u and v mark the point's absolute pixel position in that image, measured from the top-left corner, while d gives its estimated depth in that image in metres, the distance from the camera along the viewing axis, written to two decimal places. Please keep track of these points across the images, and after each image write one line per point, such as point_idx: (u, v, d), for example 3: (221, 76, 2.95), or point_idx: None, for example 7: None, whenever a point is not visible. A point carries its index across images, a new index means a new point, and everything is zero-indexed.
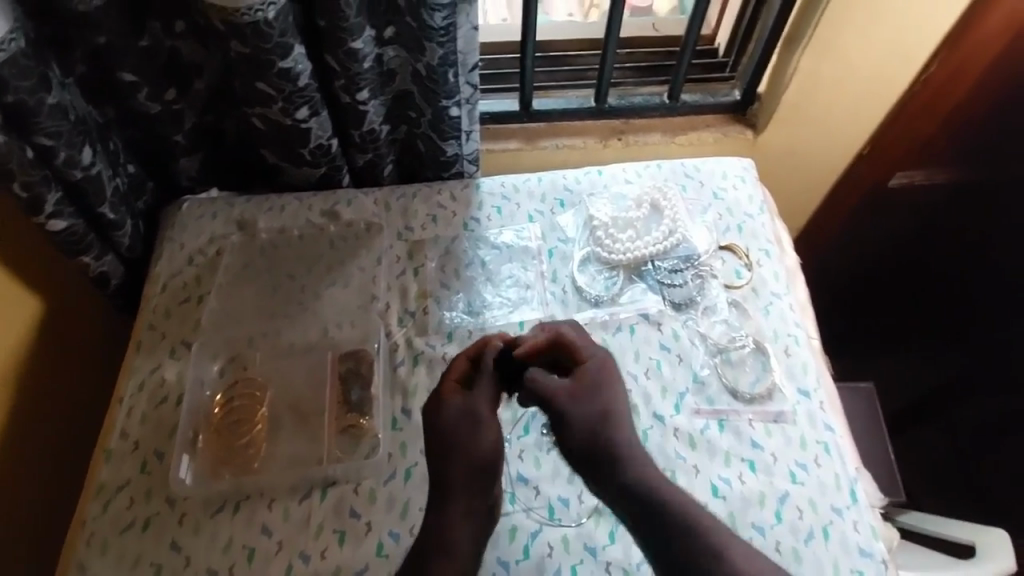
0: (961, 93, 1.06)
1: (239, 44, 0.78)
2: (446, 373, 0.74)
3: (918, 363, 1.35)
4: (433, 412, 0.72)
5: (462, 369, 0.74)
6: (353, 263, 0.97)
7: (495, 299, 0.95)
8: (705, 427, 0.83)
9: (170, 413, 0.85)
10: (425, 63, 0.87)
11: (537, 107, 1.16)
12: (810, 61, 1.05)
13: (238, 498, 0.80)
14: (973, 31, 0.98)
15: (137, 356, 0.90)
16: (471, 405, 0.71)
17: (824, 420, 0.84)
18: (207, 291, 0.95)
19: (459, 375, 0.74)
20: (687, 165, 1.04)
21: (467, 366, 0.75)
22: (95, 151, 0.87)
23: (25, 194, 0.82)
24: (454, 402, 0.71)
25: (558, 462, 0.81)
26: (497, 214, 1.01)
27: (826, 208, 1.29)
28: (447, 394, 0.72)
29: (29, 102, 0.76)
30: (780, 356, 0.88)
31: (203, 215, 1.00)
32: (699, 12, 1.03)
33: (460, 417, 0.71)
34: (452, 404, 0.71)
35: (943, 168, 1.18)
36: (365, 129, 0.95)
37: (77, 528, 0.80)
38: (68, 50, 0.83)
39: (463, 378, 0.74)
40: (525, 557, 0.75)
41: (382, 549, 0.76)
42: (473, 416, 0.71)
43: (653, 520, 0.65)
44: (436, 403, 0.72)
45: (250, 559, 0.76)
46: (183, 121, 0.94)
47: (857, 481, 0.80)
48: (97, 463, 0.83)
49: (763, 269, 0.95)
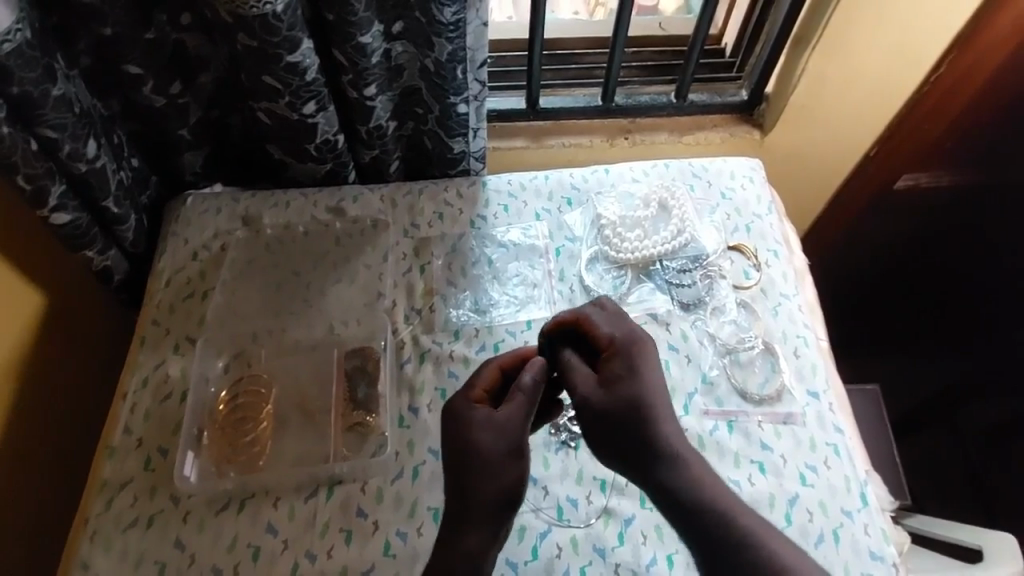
0: (965, 97, 1.04)
1: (246, 37, 0.77)
2: (475, 381, 0.69)
3: (918, 367, 1.35)
4: (458, 417, 0.66)
5: (489, 378, 0.70)
6: (359, 260, 0.96)
7: (501, 297, 0.94)
8: (714, 428, 0.82)
9: (174, 410, 0.85)
10: (433, 59, 0.86)
11: (543, 105, 1.15)
12: (818, 63, 1.07)
13: (243, 496, 0.79)
14: (980, 34, 0.95)
15: (140, 351, 0.89)
16: (504, 416, 0.65)
17: (833, 422, 0.83)
18: (211, 287, 0.94)
19: (487, 384, 0.70)
20: (695, 165, 1.03)
21: (496, 380, 0.70)
22: (100, 145, 0.86)
23: (28, 187, 0.81)
24: (482, 409, 0.66)
25: (567, 462, 0.81)
26: (504, 212, 1.00)
27: (834, 206, 1.30)
28: (472, 403, 0.67)
29: (33, 93, 0.75)
30: (789, 357, 0.88)
31: (207, 210, 0.99)
32: (708, 10, 1.02)
33: (491, 431, 0.64)
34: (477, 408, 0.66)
35: (949, 174, 1.15)
36: (372, 126, 0.94)
37: (81, 525, 0.79)
38: (74, 41, 0.82)
39: (490, 387, 0.70)
40: (534, 558, 0.74)
41: (390, 549, 0.76)
42: (504, 429, 0.64)
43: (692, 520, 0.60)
44: (464, 410, 0.66)
45: (255, 558, 0.76)
46: (188, 114, 0.93)
47: (866, 484, 0.79)
48: (100, 460, 0.82)
49: (771, 270, 0.94)
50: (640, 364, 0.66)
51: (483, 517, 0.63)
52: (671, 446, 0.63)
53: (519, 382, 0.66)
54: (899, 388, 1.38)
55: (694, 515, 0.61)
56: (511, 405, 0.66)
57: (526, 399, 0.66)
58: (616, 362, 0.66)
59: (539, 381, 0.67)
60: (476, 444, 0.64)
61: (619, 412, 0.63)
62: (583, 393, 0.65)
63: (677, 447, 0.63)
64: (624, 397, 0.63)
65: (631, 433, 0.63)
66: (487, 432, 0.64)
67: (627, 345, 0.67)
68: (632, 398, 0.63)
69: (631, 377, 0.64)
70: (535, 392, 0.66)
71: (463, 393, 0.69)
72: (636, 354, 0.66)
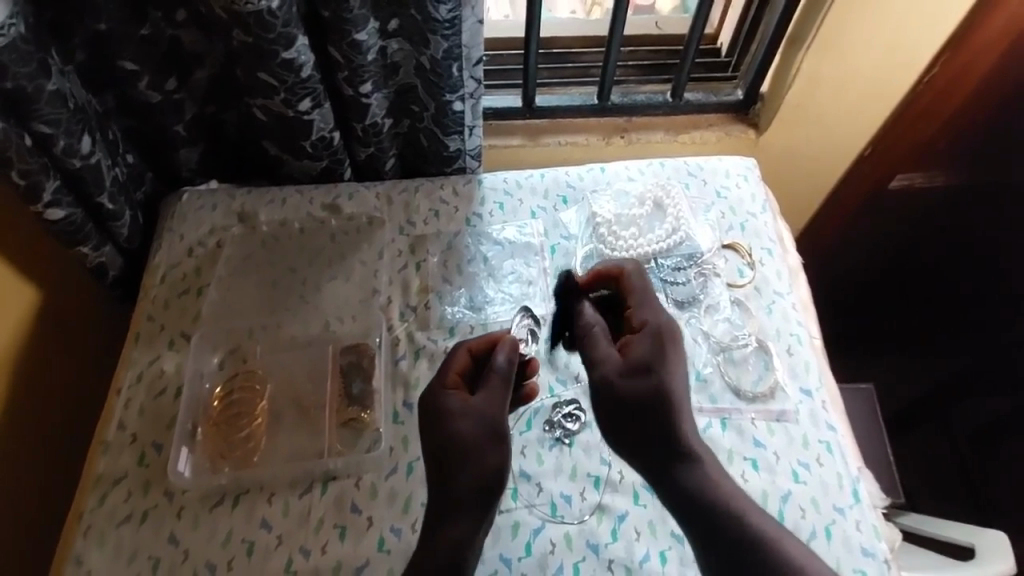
0: (958, 100, 1.05)
1: (241, 33, 0.77)
2: (448, 367, 0.69)
3: (913, 367, 1.35)
4: (435, 408, 0.66)
5: (463, 363, 0.70)
6: (355, 257, 0.96)
7: (497, 295, 0.94)
8: (708, 426, 0.82)
9: (169, 405, 0.85)
10: (429, 56, 0.86)
11: (539, 103, 1.15)
12: (813, 62, 1.06)
13: (237, 492, 0.79)
14: (976, 33, 0.96)
15: (135, 347, 0.89)
16: (480, 400, 0.65)
17: (826, 419, 0.84)
18: (206, 284, 0.94)
19: (461, 369, 0.70)
20: (690, 164, 1.03)
21: (469, 364, 0.71)
22: (94, 140, 0.86)
23: (22, 182, 0.81)
24: (458, 398, 0.66)
25: (561, 458, 0.81)
26: (500, 210, 1.00)
27: (832, 202, 1.29)
28: (449, 390, 0.67)
29: (28, 87, 0.75)
30: (782, 355, 0.88)
31: (203, 207, 1.00)
32: (704, 9, 1.03)
33: (469, 419, 0.64)
34: (454, 396, 0.66)
35: (942, 172, 1.16)
36: (368, 123, 0.94)
37: (74, 520, 0.79)
38: (69, 36, 0.82)
39: (464, 372, 0.70)
40: (527, 554, 0.75)
41: (384, 544, 0.76)
42: (482, 414, 0.64)
43: (705, 519, 0.60)
44: (440, 399, 0.66)
45: (249, 553, 0.76)
46: (183, 110, 0.93)
47: (859, 481, 0.80)
48: (94, 456, 0.82)
49: (766, 269, 0.94)
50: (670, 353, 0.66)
51: (479, 515, 0.62)
52: (689, 446, 0.62)
53: (492, 365, 0.67)
54: (893, 388, 1.39)
55: (710, 512, 0.60)
56: (487, 389, 0.66)
57: (501, 379, 0.67)
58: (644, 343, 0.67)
59: (512, 360, 0.68)
60: (457, 437, 0.63)
61: (635, 400, 0.62)
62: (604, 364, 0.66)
63: (694, 445, 0.63)
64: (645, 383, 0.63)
65: (649, 421, 0.62)
66: (465, 420, 0.64)
67: (660, 331, 0.68)
68: (655, 385, 0.63)
69: (657, 362, 0.65)
70: (509, 371, 0.68)
71: (438, 381, 0.69)
72: (666, 341, 0.67)
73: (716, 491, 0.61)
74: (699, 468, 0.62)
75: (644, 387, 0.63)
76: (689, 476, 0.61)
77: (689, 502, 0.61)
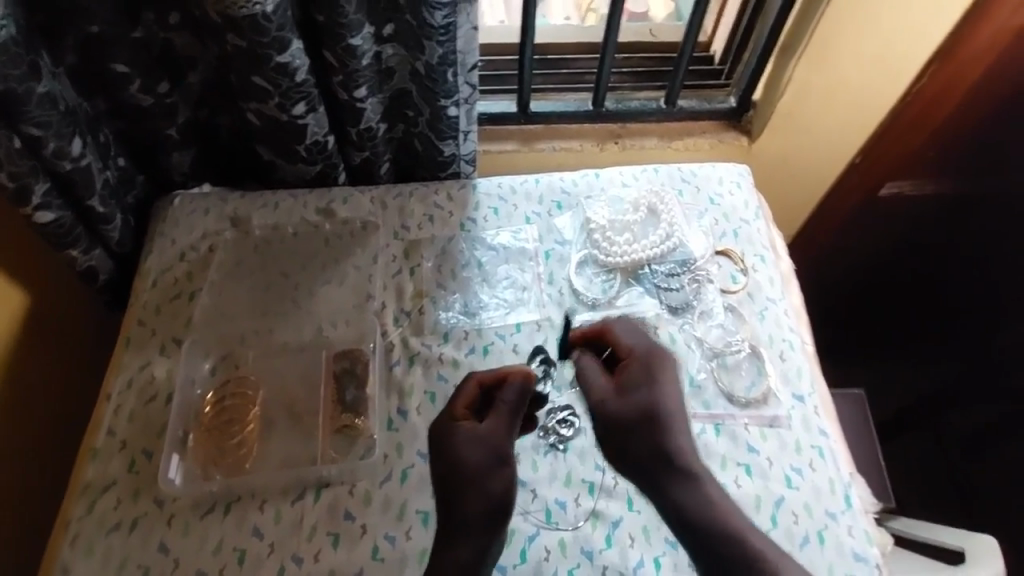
0: (943, 114, 1.08)
1: (235, 37, 0.77)
2: (456, 401, 0.69)
3: (903, 374, 1.36)
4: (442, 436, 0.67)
5: (469, 396, 0.70)
6: (348, 262, 0.96)
7: (491, 300, 0.94)
8: (702, 431, 0.83)
9: (159, 411, 0.84)
10: (424, 62, 0.86)
11: (535, 109, 1.15)
12: (803, 71, 1.07)
13: (228, 499, 0.79)
14: (961, 46, 0.98)
15: (126, 353, 0.88)
16: (487, 431, 0.66)
17: (818, 425, 0.84)
18: (199, 288, 0.93)
19: (468, 402, 0.70)
20: (684, 170, 1.04)
21: (477, 396, 0.70)
22: (85, 143, 0.85)
23: (12, 185, 0.80)
24: (464, 429, 0.66)
25: (555, 465, 0.81)
26: (494, 215, 1.00)
27: (820, 211, 1.31)
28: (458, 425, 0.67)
29: (17, 90, 0.74)
30: (775, 361, 0.88)
31: (195, 211, 0.99)
32: (697, 16, 1.03)
33: (475, 447, 0.65)
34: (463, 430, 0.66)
35: (934, 181, 1.17)
36: (362, 127, 0.94)
37: (62, 528, 0.78)
38: (59, 39, 0.81)
39: (472, 404, 0.70)
40: (522, 561, 0.74)
41: (377, 552, 0.75)
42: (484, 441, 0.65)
43: (699, 541, 0.61)
44: (447, 432, 0.67)
45: (240, 561, 0.75)
46: (176, 114, 0.93)
47: (851, 486, 0.80)
48: (83, 462, 0.81)
49: (758, 275, 0.95)
50: (658, 398, 0.68)
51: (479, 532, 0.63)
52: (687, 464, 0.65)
53: (501, 396, 0.68)
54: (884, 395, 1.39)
55: (706, 532, 0.61)
56: (494, 419, 0.67)
57: (510, 410, 0.67)
58: (633, 370, 0.71)
59: (522, 393, 0.68)
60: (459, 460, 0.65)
61: (631, 413, 0.67)
62: (599, 400, 0.69)
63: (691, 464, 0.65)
64: (635, 403, 0.67)
65: (639, 439, 0.66)
66: (472, 447, 0.65)
67: (649, 357, 0.72)
68: (641, 406, 0.67)
69: (648, 386, 0.69)
70: (519, 403, 0.68)
71: (447, 414, 0.69)
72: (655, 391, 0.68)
73: (711, 509, 0.62)
74: (696, 488, 0.64)
75: (634, 405, 0.67)
76: (684, 496, 0.63)
77: (682, 525, 0.63)
